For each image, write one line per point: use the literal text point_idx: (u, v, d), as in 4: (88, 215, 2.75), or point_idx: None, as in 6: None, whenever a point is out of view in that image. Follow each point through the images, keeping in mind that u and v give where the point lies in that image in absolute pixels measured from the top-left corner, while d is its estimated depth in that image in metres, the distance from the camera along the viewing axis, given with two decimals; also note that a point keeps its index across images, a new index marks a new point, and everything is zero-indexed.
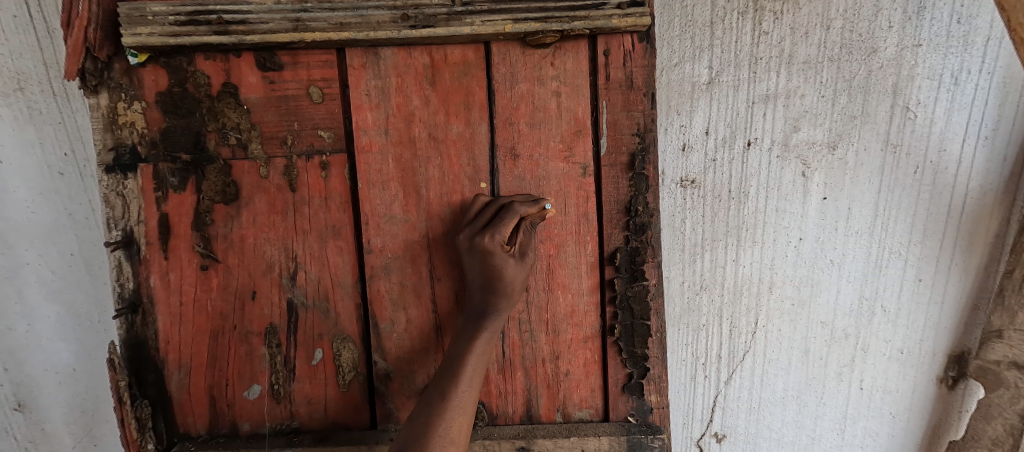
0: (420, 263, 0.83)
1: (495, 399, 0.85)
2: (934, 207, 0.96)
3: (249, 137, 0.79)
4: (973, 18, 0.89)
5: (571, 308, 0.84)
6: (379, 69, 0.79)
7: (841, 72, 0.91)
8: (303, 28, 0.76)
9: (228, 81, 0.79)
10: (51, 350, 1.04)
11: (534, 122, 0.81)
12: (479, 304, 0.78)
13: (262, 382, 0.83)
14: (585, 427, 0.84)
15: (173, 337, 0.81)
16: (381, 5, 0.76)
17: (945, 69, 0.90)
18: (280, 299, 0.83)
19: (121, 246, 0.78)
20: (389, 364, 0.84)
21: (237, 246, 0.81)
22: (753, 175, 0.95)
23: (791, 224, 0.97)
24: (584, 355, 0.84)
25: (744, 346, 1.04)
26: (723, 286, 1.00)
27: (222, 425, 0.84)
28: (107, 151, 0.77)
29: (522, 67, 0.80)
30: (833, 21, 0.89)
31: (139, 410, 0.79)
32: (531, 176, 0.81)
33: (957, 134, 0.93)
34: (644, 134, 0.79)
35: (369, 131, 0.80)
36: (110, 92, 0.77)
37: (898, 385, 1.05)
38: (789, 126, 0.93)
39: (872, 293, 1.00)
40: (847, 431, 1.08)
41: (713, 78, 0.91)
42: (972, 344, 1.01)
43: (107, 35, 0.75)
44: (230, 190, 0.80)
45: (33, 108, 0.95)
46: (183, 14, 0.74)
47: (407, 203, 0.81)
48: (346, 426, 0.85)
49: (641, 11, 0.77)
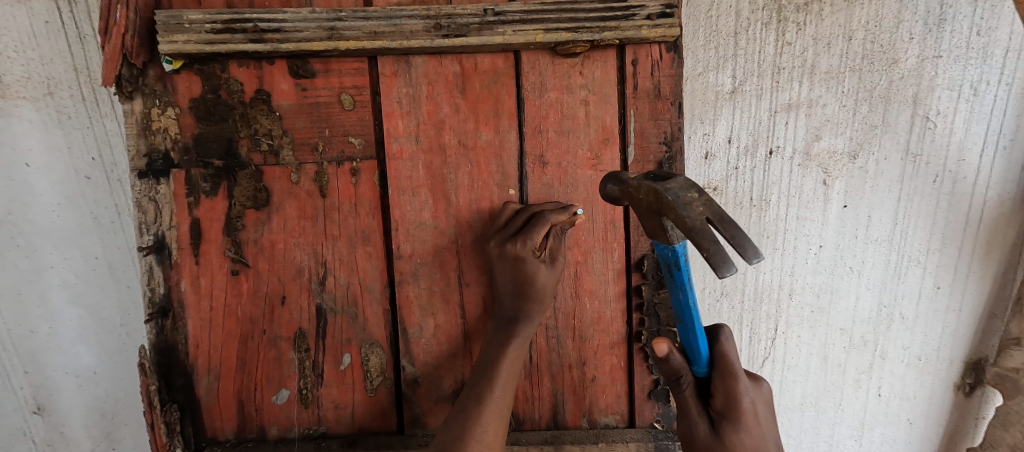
0: (449, 269, 0.84)
1: (522, 405, 0.86)
2: (953, 216, 0.97)
3: (280, 144, 0.80)
4: (993, 30, 0.90)
5: (598, 314, 0.84)
6: (410, 77, 0.80)
7: (862, 82, 0.92)
8: (337, 37, 0.76)
9: (261, 88, 0.79)
10: (72, 353, 1.04)
11: (563, 130, 0.82)
12: (510, 310, 0.80)
13: (290, 386, 0.84)
14: (612, 433, 0.85)
15: (203, 341, 0.82)
16: (414, 14, 0.77)
17: (965, 79, 0.92)
18: (309, 304, 0.83)
19: (153, 250, 0.79)
20: (417, 370, 0.85)
21: (267, 251, 0.82)
22: (774, 183, 0.96)
23: (811, 231, 0.98)
24: (610, 361, 0.85)
25: (763, 352, 1.05)
26: (743, 292, 1.01)
27: (249, 429, 0.84)
28: (141, 157, 0.77)
29: (551, 76, 0.81)
30: (855, 32, 0.91)
31: (168, 415, 0.80)
32: (559, 183, 0.82)
33: (976, 144, 0.94)
34: (672, 143, 0.81)
35: (399, 138, 0.81)
36: (145, 98, 0.77)
37: (915, 392, 1.06)
38: (811, 135, 0.94)
39: (890, 300, 1.01)
40: (864, 438, 1.09)
41: (736, 86, 0.92)
42: (990, 351, 1.02)
43: (143, 42, 0.75)
44: (261, 196, 0.81)
45: (61, 113, 0.95)
46: (219, 22, 0.75)
47: (436, 209, 0.82)
48: (373, 431, 0.86)
49: (670, 22, 0.78)
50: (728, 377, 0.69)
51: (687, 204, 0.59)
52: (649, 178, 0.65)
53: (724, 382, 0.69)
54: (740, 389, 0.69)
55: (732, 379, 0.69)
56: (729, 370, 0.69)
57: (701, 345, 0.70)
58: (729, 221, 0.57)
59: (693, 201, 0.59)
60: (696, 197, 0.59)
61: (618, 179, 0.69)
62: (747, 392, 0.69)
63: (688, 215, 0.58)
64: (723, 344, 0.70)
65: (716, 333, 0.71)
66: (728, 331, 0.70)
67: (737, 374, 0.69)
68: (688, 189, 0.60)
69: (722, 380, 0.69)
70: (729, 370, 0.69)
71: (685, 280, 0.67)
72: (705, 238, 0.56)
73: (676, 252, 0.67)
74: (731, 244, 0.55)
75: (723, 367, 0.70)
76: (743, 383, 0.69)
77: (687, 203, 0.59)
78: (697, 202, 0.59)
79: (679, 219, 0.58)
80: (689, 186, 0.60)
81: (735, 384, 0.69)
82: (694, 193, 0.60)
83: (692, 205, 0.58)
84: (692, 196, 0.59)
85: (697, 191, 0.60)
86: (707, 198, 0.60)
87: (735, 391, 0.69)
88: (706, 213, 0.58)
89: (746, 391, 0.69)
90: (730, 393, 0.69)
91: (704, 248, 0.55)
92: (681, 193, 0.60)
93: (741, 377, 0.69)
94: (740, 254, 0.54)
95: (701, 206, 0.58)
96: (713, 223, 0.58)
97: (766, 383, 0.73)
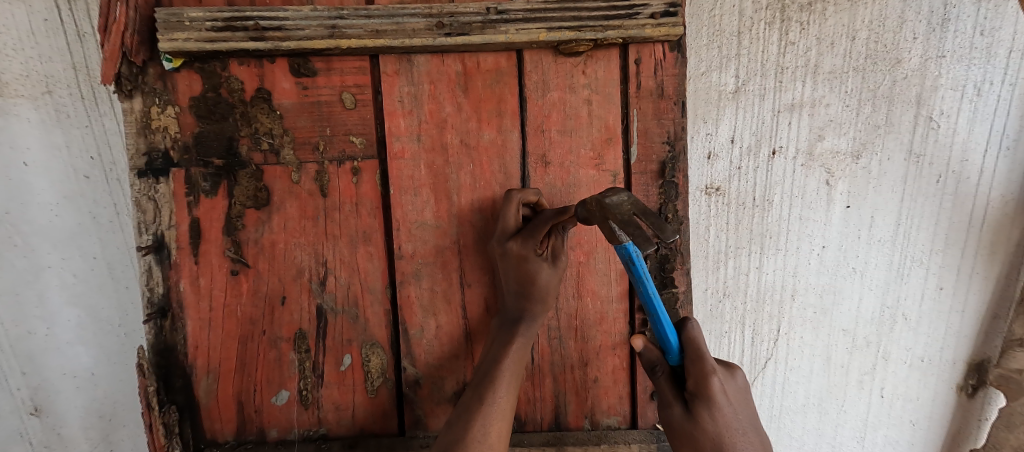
0: (451, 269, 0.83)
1: (524, 406, 0.85)
2: (957, 216, 0.97)
3: (281, 143, 0.79)
4: (996, 31, 0.90)
5: (601, 315, 0.84)
6: (412, 76, 0.80)
7: (866, 82, 0.92)
8: (339, 35, 0.76)
9: (262, 87, 0.79)
10: (71, 354, 1.02)
11: (566, 130, 0.81)
12: (513, 310, 0.80)
13: (291, 387, 0.83)
14: (615, 434, 0.84)
15: (201, 342, 0.81)
16: (417, 13, 0.76)
17: (969, 79, 0.92)
18: (309, 304, 0.82)
19: (152, 250, 0.78)
20: (419, 371, 0.84)
21: (268, 251, 0.81)
22: (778, 183, 0.95)
23: (815, 232, 0.98)
24: (613, 362, 0.85)
25: (766, 353, 1.04)
26: (746, 293, 1.01)
27: (249, 431, 0.83)
28: (140, 156, 0.77)
29: (554, 75, 0.81)
30: (858, 32, 0.90)
31: (166, 416, 0.79)
32: (561, 183, 0.82)
33: (980, 144, 0.94)
34: (675, 142, 0.80)
35: (401, 137, 0.80)
36: (144, 97, 0.77)
37: (919, 393, 1.05)
38: (814, 135, 0.94)
39: (894, 301, 1.01)
40: (867, 439, 1.09)
41: (739, 86, 0.92)
42: (993, 352, 1.02)
43: (143, 40, 0.75)
44: (262, 195, 0.80)
45: (61, 112, 0.94)
46: (220, 20, 0.75)
47: (438, 208, 0.82)
48: (374, 433, 0.85)
49: (674, 21, 0.77)
50: (697, 360, 0.69)
51: (618, 204, 0.63)
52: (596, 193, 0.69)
53: (694, 364, 0.69)
54: (710, 370, 0.68)
55: (700, 361, 0.68)
56: (698, 354, 0.69)
57: (670, 335, 0.72)
58: (651, 212, 0.60)
59: (623, 202, 0.64)
60: (626, 198, 0.64)
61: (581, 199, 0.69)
62: (717, 374, 0.68)
63: (617, 211, 0.62)
64: (690, 331, 0.71)
65: (684, 322, 0.73)
66: (693, 319, 0.71)
67: (705, 356, 0.69)
68: (621, 194, 0.65)
69: (692, 364, 0.69)
70: (698, 354, 0.69)
71: (640, 274, 0.67)
72: (629, 225, 0.59)
73: (627, 249, 0.66)
74: (651, 226, 0.57)
75: (692, 351, 0.70)
76: (712, 364, 0.68)
77: (616, 202, 0.63)
78: (627, 203, 0.64)
79: (612, 217, 0.62)
80: (622, 193, 0.65)
81: (704, 366, 0.68)
82: (624, 195, 0.65)
83: (621, 203, 0.63)
84: (622, 198, 0.64)
85: (626, 194, 0.65)
86: (636, 200, 0.64)
87: (705, 373, 0.68)
88: (634, 209, 0.63)
89: (716, 372, 0.68)
90: (700, 376, 0.68)
91: (629, 233, 0.57)
92: (611, 196, 0.65)
93: (709, 358, 0.68)
94: (658, 232, 0.56)
95: (628, 204, 0.63)
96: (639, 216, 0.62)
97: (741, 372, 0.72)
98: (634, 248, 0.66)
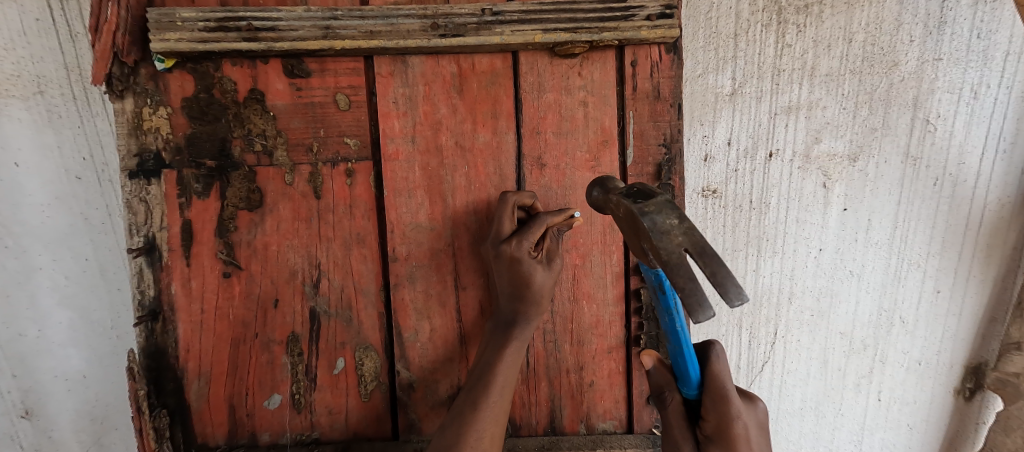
0: (445, 272, 0.83)
1: (519, 410, 0.85)
2: (953, 219, 0.97)
3: (275, 144, 0.79)
4: (993, 33, 0.90)
5: (596, 318, 0.83)
6: (407, 77, 0.79)
7: (862, 85, 0.92)
8: (333, 36, 0.75)
9: (255, 88, 0.78)
10: (63, 356, 1.01)
11: (561, 132, 0.81)
12: (507, 313, 0.79)
13: (283, 391, 0.83)
14: (610, 439, 0.83)
15: (193, 345, 0.80)
16: (411, 14, 0.76)
17: (965, 82, 0.92)
18: (303, 307, 0.82)
19: (143, 252, 0.77)
20: (413, 374, 0.83)
21: (261, 253, 0.80)
22: (774, 186, 0.95)
23: (812, 234, 0.97)
24: (609, 366, 0.84)
25: (763, 356, 1.03)
26: (742, 296, 1.00)
27: (241, 435, 0.83)
28: (131, 157, 0.76)
29: (549, 77, 0.80)
30: (855, 34, 0.90)
31: (157, 420, 0.78)
32: (557, 185, 0.81)
33: (976, 147, 0.94)
34: (671, 145, 0.80)
35: (396, 139, 0.80)
36: (136, 97, 0.76)
37: (916, 396, 1.05)
38: (811, 137, 0.93)
39: (891, 304, 1.01)
40: (864, 442, 1.08)
41: (736, 89, 0.92)
42: (990, 355, 1.02)
43: (134, 40, 0.74)
44: (255, 196, 0.79)
45: (52, 113, 0.93)
46: (212, 21, 0.74)
47: (433, 211, 0.81)
48: (367, 437, 0.84)
49: (670, 23, 0.77)
50: (720, 401, 0.70)
51: (665, 233, 0.58)
52: (632, 194, 0.64)
53: (716, 406, 0.70)
54: (733, 413, 0.70)
55: (724, 403, 0.69)
56: (722, 395, 0.70)
57: (692, 369, 0.71)
58: (709, 254, 0.55)
59: (672, 229, 0.58)
60: (676, 223, 0.59)
61: (603, 187, 0.70)
62: (740, 417, 0.70)
63: (665, 245, 0.57)
64: (715, 367, 0.71)
65: (707, 349, 0.72)
66: (718, 350, 0.71)
67: (729, 399, 0.70)
68: (670, 215, 0.59)
69: (714, 404, 0.70)
70: (723, 395, 0.70)
71: (670, 304, 0.69)
72: (682, 271, 0.55)
73: (659, 276, 0.69)
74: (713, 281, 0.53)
75: (715, 390, 0.70)
76: (735, 407, 0.69)
77: (665, 234, 0.58)
78: (677, 230, 0.58)
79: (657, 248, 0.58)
80: (671, 213, 0.59)
81: (728, 410, 0.69)
82: (674, 219, 0.59)
83: (669, 232, 0.58)
84: (670, 223, 0.59)
85: (677, 218, 0.59)
86: (687, 225, 0.59)
87: (727, 415, 0.69)
88: (685, 243, 0.57)
89: (739, 416, 0.69)
90: (722, 418, 0.70)
91: (680, 286, 0.54)
92: (658, 219, 0.59)
93: (734, 402, 0.70)
94: (723, 295, 0.52)
95: (679, 235, 0.58)
96: (692, 254, 0.57)
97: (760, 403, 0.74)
98: (664, 277, 0.69)
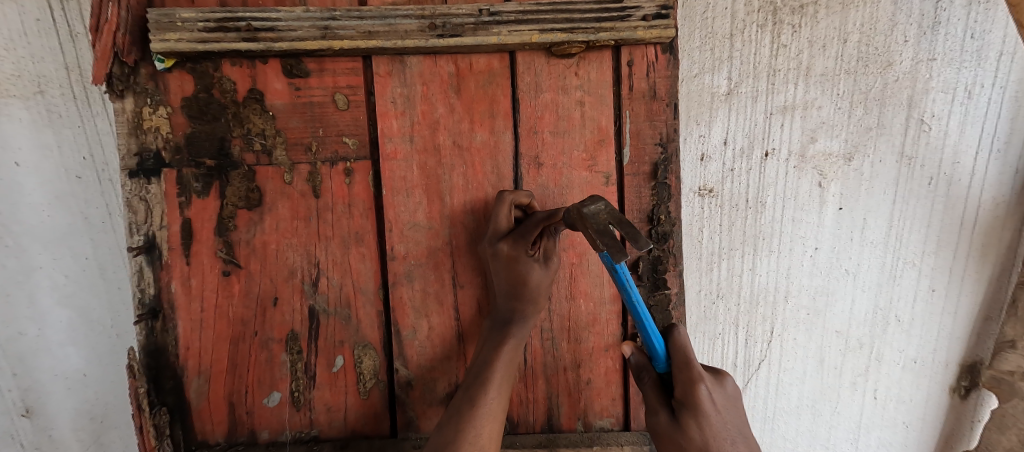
0: (443, 270, 0.83)
1: (516, 408, 0.85)
2: (948, 218, 0.97)
3: (274, 143, 0.79)
4: (986, 33, 0.91)
5: (593, 317, 0.84)
6: (405, 77, 0.80)
7: (857, 84, 0.92)
8: (331, 36, 0.76)
9: (254, 87, 0.79)
10: (62, 355, 1.01)
11: (558, 131, 0.81)
12: (505, 311, 0.80)
13: (283, 388, 0.83)
14: (607, 436, 0.84)
15: (193, 343, 0.81)
16: (409, 14, 0.76)
17: (959, 82, 0.92)
18: (301, 305, 0.82)
19: (143, 251, 0.78)
20: (411, 372, 0.84)
21: (259, 252, 0.81)
22: (770, 185, 0.96)
23: (807, 233, 0.98)
24: (606, 364, 0.85)
25: (759, 355, 1.04)
26: (739, 295, 1.01)
27: (240, 433, 0.83)
28: (131, 157, 0.76)
29: (546, 77, 0.81)
30: (850, 35, 0.91)
31: (157, 418, 0.79)
32: (554, 184, 0.82)
33: (971, 147, 0.95)
34: (667, 144, 0.81)
35: (394, 138, 0.80)
36: (136, 97, 0.77)
37: (911, 395, 1.06)
38: (806, 137, 0.94)
39: (886, 303, 1.01)
40: (861, 441, 1.09)
41: (732, 89, 0.92)
42: (985, 354, 1.03)
43: (134, 40, 0.75)
44: (254, 195, 0.80)
45: (52, 112, 0.94)
46: (211, 21, 0.75)
47: (431, 209, 0.82)
48: (366, 434, 0.85)
49: (666, 23, 0.78)
50: (684, 367, 0.71)
51: (595, 213, 0.64)
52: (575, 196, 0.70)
53: (682, 372, 0.71)
54: (697, 377, 0.70)
55: (688, 368, 0.70)
56: (685, 362, 0.71)
57: (656, 341, 0.73)
58: (625, 221, 0.61)
59: (600, 211, 0.64)
60: (603, 207, 0.65)
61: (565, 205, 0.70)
62: (705, 381, 0.69)
63: (593, 221, 0.63)
64: (677, 336, 0.73)
65: (670, 328, 0.74)
66: (679, 324, 0.73)
67: (691, 364, 0.71)
68: (598, 201, 0.66)
69: (680, 371, 0.71)
70: (685, 361, 0.71)
71: (623, 279, 0.70)
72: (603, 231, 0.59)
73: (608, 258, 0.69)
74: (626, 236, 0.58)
75: (679, 358, 0.72)
76: (698, 371, 0.70)
77: (593, 211, 0.64)
78: (604, 210, 0.64)
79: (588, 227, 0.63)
80: (601, 202, 0.65)
81: (691, 373, 0.70)
82: (601, 204, 0.65)
83: (598, 213, 0.63)
84: (599, 207, 0.64)
85: (603, 202, 0.65)
86: (612, 208, 0.65)
87: (691, 378, 0.70)
88: (610, 218, 0.63)
89: (703, 380, 0.69)
90: (687, 383, 0.70)
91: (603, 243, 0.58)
92: (588, 204, 0.65)
93: (696, 365, 0.70)
94: (633, 242, 0.56)
95: (605, 214, 0.64)
96: (615, 225, 0.62)
97: (730, 378, 0.73)
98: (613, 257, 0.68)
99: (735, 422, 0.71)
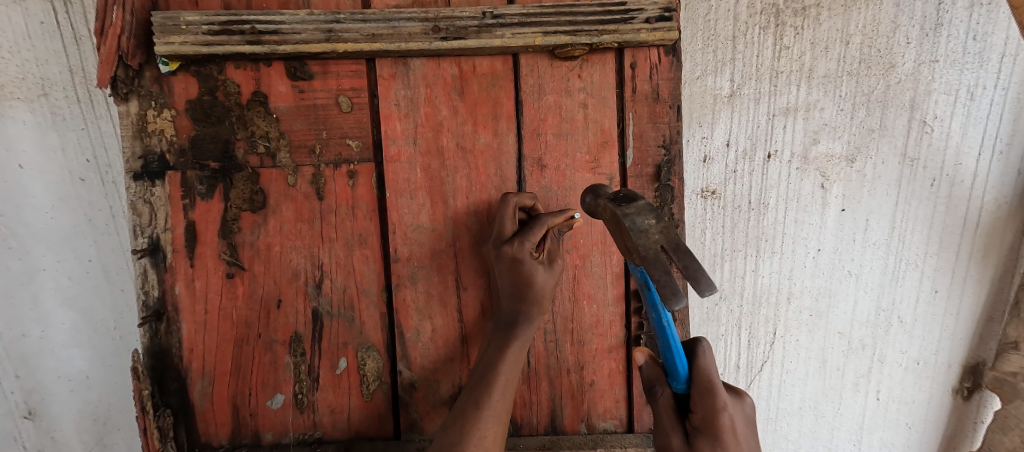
0: (447, 272, 0.83)
1: (520, 410, 0.85)
2: (951, 220, 0.98)
3: (277, 146, 0.79)
4: (989, 35, 0.91)
5: (596, 318, 0.84)
6: (408, 80, 0.80)
7: (860, 86, 0.93)
8: (335, 39, 0.76)
9: (258, 90, 0.79)
10: (65, 357, 1.01)
11: (561, 133, 0.81)
12: (509, 312, 0.80)
13: (286, 390, 0.83)
14: (610, 438, 0.84)
15: (197, 345, 0.81)
16: (413, 17, 0.77)
17: (961, 83, 0.92)
18: (305, 307, 0.82)
19: (147, 253, 0.78)
20: (414, 374, 0.84)
21: (263, 254, 0.81)
22: (773, 187, 0.96)
23: (810, 235, 0.98)
24: (609, 365, 0.85)
25: (762, 356, 1.04)
26: (742, 296, 1.01)
27: (244, 435, 0.83)
28: (135, 159, 0.77)
29: (549, 79, 0.81)
30: (852, 37, 0.91)
31: (161, 420, 0.79)
32: (557, 186, 0.82)
33: (973, 148, 0.95)
34: (670, 146, 0.81)
35: (397, 140, 0.80)
36: (140, 99, 0.77)
37: (914, 396, 1.06)
38: (809, 139, 0.94)
39: (889, 304, 1.01)
40: (863, 442, 1.09)
41: (735, 90, 0.92)
42: (987, 355, 1.03)
43: (138, 43, 0.75)
44: (258, 198, 0.80)
45: (57, 115, 0.94)
46: (216, 24, 0.75)
47: (434, 211, 0.82)
48: (369, 436, 0.85)
49: (669, 26, 0.78)
50: (706, 394, 0.69)
51: (644, 232, 0.61)
52: (618, 201, 0.67)
53: (703, 399, 0.69)
54: (719, 405, 0.69)
55: (710, 396, 0.69)
56: (708, 389, 0.69)
57: (679, 363, 0.70)
58: (683, 251, 0.59)
59: (650, 228, 0.62)
60: (654, 223, 0.62)
61: (595, 193, 0.72)
62: (726, 408, 0.69)
63: (643, 243, 0.61)
64: (701, 359, 0.70)
65: (693, 344, 0.71)
66: (704, 344, 0.70)
67: (715, 391, 0.69)
68: (647, 215, 0.63)
69: (701, 397, 0.70)
70: (709, 388, 0.69)
71: (654, 300, 0.70)
72: (657, 266, 0.58)
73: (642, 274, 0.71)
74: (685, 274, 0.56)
75: (701, 383, 0.70)
76: (721, 399, 0.69)
77: (643, 231, 0.61)
78: (654, 229, 0.62)
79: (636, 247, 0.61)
80: (649, 213, 0.63)
81: (713, 401, 0.69)
82: (652, 219, 0.62)
83: (648, 232, 0.61)
84: (648, 223, 0.62)
85: (655, 218, 0.62)
86: (664, 224, 0.62)
87: (713, 407, 0.69)
88: (661, 240, 0.61)
89: (724, 408, 0.69)
90: (708, 411, 0.69)
91: (657, 278, 0.57)
92: (638, 220, 0.62)
93: (719, 393, 0.69)
94: (694, 285, 0.55)
95: (656, 233, 0.61)
96: (668, 251, 0.60)
97: (748, 397, 0.72)
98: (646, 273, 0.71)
99: (751, 446, 0.71)
